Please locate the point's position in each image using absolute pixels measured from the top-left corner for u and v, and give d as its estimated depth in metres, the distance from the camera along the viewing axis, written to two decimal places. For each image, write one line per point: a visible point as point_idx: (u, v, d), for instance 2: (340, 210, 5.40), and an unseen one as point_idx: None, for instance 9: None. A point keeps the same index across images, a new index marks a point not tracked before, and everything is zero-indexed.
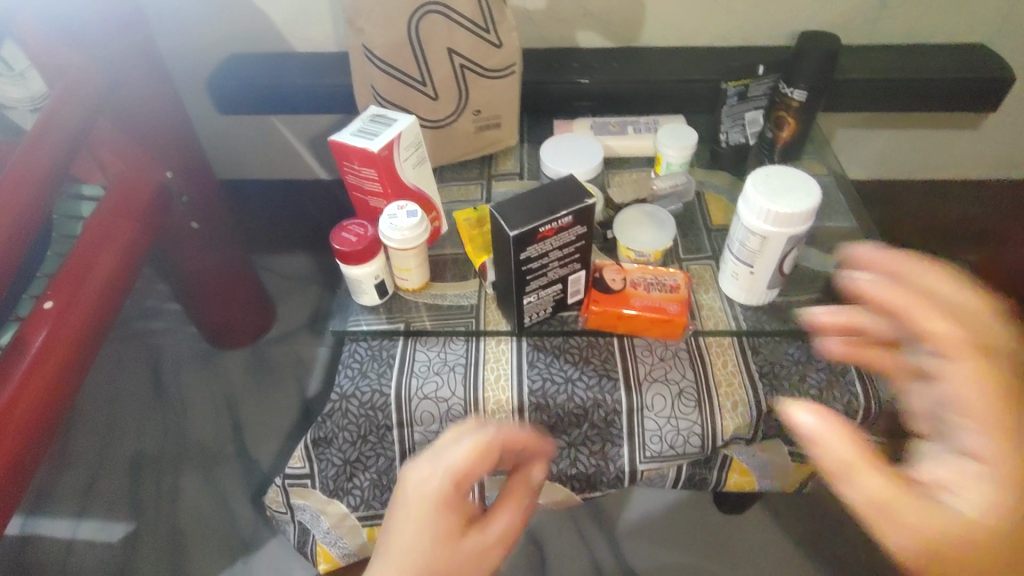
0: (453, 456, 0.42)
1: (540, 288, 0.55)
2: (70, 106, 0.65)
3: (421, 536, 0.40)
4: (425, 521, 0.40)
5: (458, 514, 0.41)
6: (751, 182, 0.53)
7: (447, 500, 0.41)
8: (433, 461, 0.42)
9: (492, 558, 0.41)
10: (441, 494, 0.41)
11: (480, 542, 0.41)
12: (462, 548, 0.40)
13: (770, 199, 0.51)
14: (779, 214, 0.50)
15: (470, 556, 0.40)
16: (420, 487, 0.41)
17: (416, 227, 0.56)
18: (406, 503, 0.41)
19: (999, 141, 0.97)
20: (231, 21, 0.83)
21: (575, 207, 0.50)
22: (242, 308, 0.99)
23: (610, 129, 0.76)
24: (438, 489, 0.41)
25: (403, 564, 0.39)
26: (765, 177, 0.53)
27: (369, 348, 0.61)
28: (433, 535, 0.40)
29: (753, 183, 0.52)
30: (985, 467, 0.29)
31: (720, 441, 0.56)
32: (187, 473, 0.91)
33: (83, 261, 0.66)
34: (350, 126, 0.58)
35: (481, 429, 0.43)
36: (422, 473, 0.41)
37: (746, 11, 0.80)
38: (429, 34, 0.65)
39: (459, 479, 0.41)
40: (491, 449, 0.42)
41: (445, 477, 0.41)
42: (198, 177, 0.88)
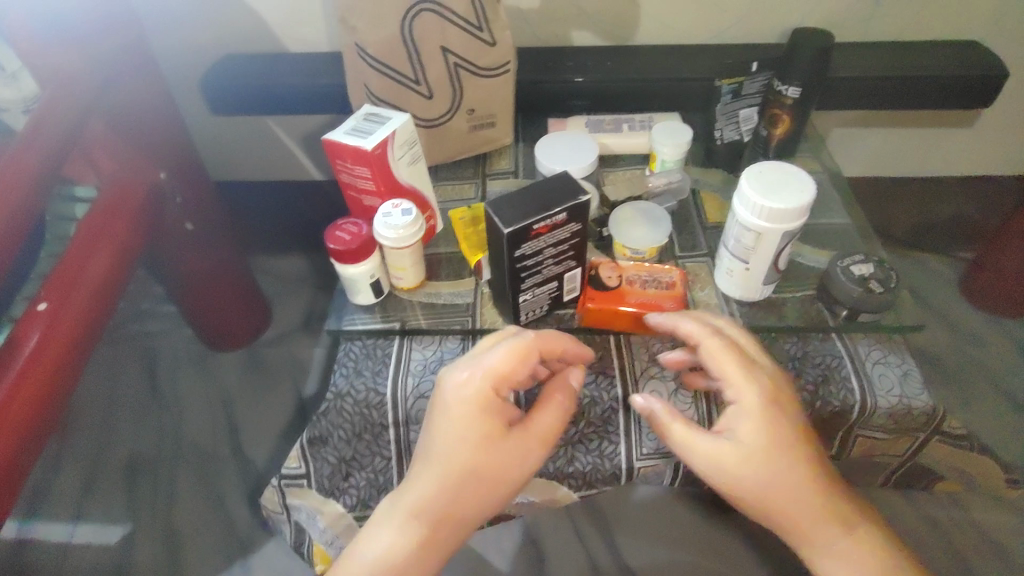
0: (493, 360, 0.47)
1: (535, 286, 0.55)
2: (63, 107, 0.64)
3: (467, 432, 0.46)
4: (470, 421, 0.46)
5: (497, 412, 0.47)
6: (745, 179, 0.52)
7: (487, 400, 0.46)
8: (473, 367, 0.47)
9: (535, 448, 0.47)
10: (482, 394, 0.46)
11: (520, 436, 0.46)
12: (503, 442, 0.46)
13: (764, 195, 0.51)
14: (773, 211, 0.50)
15: (513, 447, 0.46)
16: (461, 389, 0.46)
17: (410, 225, 0.56)
18: (449, 405, 0.46)
19: (992, 138, 0.98)
20: (225, 21, 0.83)
21: (569, 205, 0.50)
22: (238, 309, 0.99)
23: (605, 127, 0.76)
24: (479, 390, 0.46)
25: (454, 458, 0.45)
26: (759, 173, 0.53)
27: (364, 347, 0.61)
28: (478, 434, 0.45)
29: (747, 180, 0.52)
30: (736, 410, 0.48)
31: None
32: (183, 475, 0.91)
33: (75, 262, 0.66)
34: (344, 125, 0.58)
35: (517, 336, 0.48)
36: (463, 378, 0.47)
37: (740, 9, 0.81)
38: (423, 33, 0.65)
39: (497, 381, 0.47)
40: (527, 352, 0.47)
41: (484, 378, 0.46)
42: (192, 178, 0.88)
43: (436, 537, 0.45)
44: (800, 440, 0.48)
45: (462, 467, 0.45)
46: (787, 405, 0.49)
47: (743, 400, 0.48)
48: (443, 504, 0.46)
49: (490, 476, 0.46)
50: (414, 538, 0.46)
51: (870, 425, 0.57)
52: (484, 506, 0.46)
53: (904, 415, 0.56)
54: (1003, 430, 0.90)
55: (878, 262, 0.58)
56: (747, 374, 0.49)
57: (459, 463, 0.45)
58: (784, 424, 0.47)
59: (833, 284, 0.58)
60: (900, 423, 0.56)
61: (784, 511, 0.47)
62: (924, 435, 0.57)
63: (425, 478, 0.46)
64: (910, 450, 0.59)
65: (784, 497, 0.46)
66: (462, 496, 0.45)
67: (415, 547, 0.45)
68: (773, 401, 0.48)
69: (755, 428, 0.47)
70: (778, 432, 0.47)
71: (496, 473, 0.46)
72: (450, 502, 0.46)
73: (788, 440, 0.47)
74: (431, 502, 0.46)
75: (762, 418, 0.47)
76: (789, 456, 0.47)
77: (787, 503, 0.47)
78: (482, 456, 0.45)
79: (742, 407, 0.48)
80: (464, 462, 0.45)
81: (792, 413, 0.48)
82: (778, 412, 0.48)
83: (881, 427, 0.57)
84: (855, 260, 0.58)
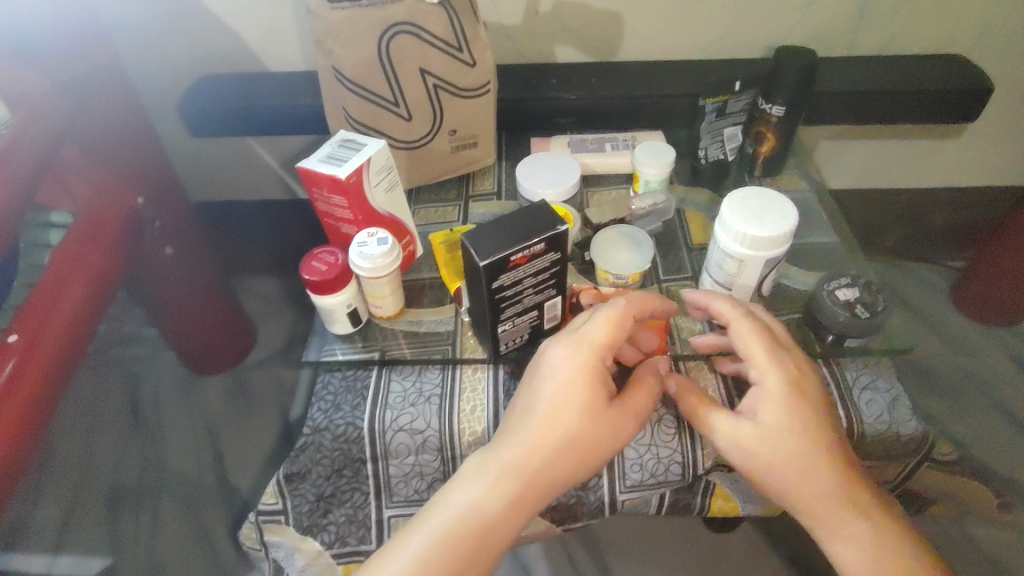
0: (594, 331, 0.47)
1: (515, 315, 0.54)
2: (34, 134, 0.62)
3: (572, 398, 0.46)
4: (575, 390, 0.46)
5: (601, 381, 0.47)
6: (728, 206, 0.51)
7: (596, 370, 0.46)
8: (575, 338, 0.48)
9: (630, 422, 0.48)
10: (586, 365, 0.46)
11: (620, 408, 0.47)
12: (607, 411, 0.47)
13: (749, 223, 0.50)
14: (757, 238, 0.49)
15: (614, 417, 0.47)
16: (563, 360, 0.47)
17: (387, 255, 0.55)
18: (548, 376, 0.47)
19: (982, 149, 0.97)
20: (202, 41, 0.82)
21: (547, 235, 0.48)
22: (221, 332, 0.97)
23: (588, 147, 0.75)
24: (582, 361, 0.47)
25: (558, 421, 0.45)
26: (742, 199, 0.52)
27: (343, 378, 0.59)
28: (584, 399, 0.46)
29: (731, 206, 0.51)
30: (757, 392, 0.48)
31: (701, 468, 0.55)
32: (168, 505, 0.91)
33: (46, 298, 0.64)
34: (318, 152, 0.56)
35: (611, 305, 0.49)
36: (568, 350, 0.47)
37: (724, 23, 0.79)
38: (400, 55, 0.63)
39: (602, 351, 0.47)
40: (624, 319, 0.49)
41: (588, 350, 0.47)
42: (171, 201, 0.87)
43: (533, 494, 0.45)
44: (823, 427, 0.47)
45: (565, 431, 0.45)
46: (811, 387, 0.48)
47: (766, 382, 0.48)
48: (541, 463, 0.45)
49: (594, 441, 0.46)
50: (508, 494, 0.44)
51: (858, 452, 0.55)
52: (585, 470, 0.46)
53: (893, 442, 0.55)
54: None
55: (864, 284, 0.57)
56: (772, 359, 0.48)
57: (562, 428, 0.45)
58: (807, 409, 0.47)
59: (818, 309, 0.57)
60: (889, 449, 0.55)
61: (800, 496, 0.46)
62: (915, 460, 0.56)
63: (519, 439, 0.46)
64: (900, 477, 0.58)
65: (799, 481, 0.46)
66: (565, 458, 0.45)
67: (508, 501, 0.44)
68: (797, 386, 0.48)
69: (777, 410, 0.47)
70: (798, 414, 0.47)
71: (598, 442, 0.46)
72: (551, 461, 0.45)
73: (808, 425, 0.47)
74: (530, 461, 0.45)
75: (786, 400, 0.47)
76: (809, 439, 0.46)
77: (802, 487, 0.46)
78: (585, 424, 0.46)
79: (765, 389, 0.48)
80: (569, 426, 0.45)
81: (817, 398, 0.48)
82: (802, 394, 0.48)
83: (869, 454, 0.56)
84: (841, 285, 0.57)
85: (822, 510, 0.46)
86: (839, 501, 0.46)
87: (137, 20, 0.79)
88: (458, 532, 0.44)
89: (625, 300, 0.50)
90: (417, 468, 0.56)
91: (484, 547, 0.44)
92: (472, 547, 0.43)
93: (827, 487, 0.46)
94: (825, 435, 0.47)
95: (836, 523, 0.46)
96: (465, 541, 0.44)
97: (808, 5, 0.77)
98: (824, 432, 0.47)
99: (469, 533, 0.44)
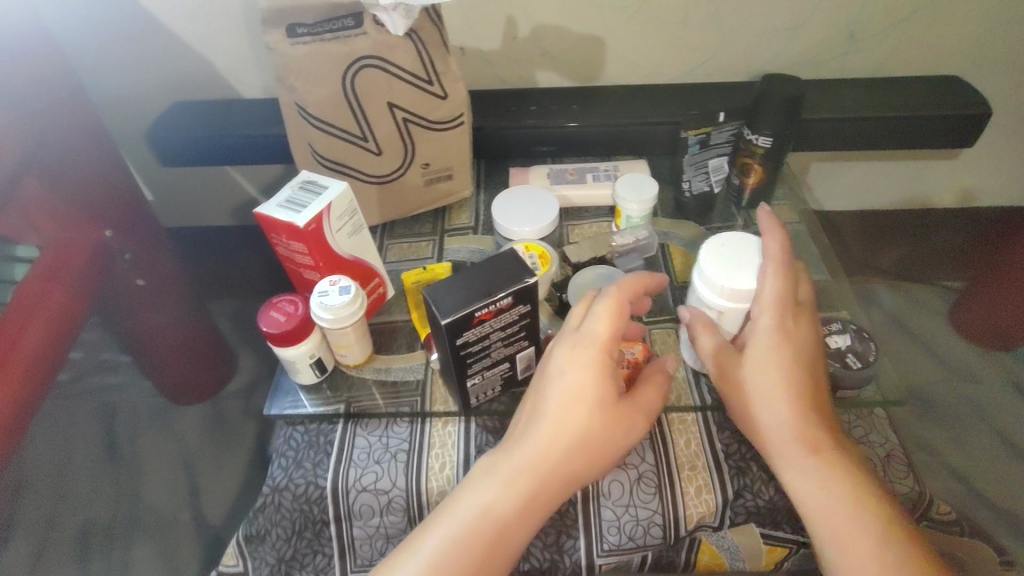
0: (597, 327, 0.45)
1: (483, 369, 0.51)
2: None
3: (581, 395, 0.44)
4: (584, 389, 0.44)
5: (612, 377, 0.45)
6: (708, 253, 0.49)
7: (604, 366, 0.44)
8: (580, 332, 0.45)
9: (639, 421, 0.46)
10: (595, 362, 0.44)
11: (630, 408, 0.45)
12: (619, 410, 0.45)
13: (723, 274, 0.48)
14: (734, 291, 0.47)
15: (623, 418, 0.45)
16: (569, 358, 0.45)
17: (348, 305, 0.52)
18: (558, 372, 0.45)
19: (979, 170, 0.94)
20: (171, 69, 0.79)
21: (514, 287, 0.45)
22: (199, 364, 0.94)
23: (568, 178, 0.73)
24: (592, 359, 0.44)
25: (567, 420, 0.44)
26: (720, 246, 0.50)
27: (306, 433, 0.56)
28: (594, 399, 0.44)
29: (709, 254, 0.49)
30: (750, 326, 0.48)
31: (684, 530, 0.51)
32: (141, 543, 0.88)
33: (11, 328, 0.63)
34: (277, 196, 0.53)
35: (607, 294, 0.46)
36: (574, 345, 0.45)
37: (710, 47, 0.77)
38: (367, 89, 0.60)
39: (609, 346, 0.44)
40: (623, 309, 0.45)
41: (597, 347, 0.44)
42: (144, 230, 0.82)
43: (542, 498, 0.43)
44: (804, 363, 0.46)
45: (574, 436, 0.44)
46: (801, 329, 0.47)
47: (758, 319, 0.47)
48: (551, 467, 0.44)
49: (603, 442, 0.44)
50: (520, 496, 0.43)
51: None
52: (593, 471, 0.45)
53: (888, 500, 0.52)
54: None
55: (855, 331, 0.56)
56: (777, 300, 0.47)
57: (572, 427, 0.44)
58: (793, 345, 0.47)
59: None
60: None
61: (767, 432, 0.46)
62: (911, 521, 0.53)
63: (530, 440, 0.44)
64: None
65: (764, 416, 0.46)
66: (575, 460, 0.44)
67: (518, 507, 0.43)
68: (787, 330, 0.47)
69: (760, 344, 0.47)
70: (785, 353, 0.46)
71: (606, 440, 0.44)
72: (560, 462, 0.44)
73: (792, 365, 0.46)
74: (540, 464, 0.44)
75: (770, 335, 0.47)
76: (781, 372, 0.46)
77: (761, 411, 0.46)
78: (596, 424, 0.44)
79: (756, 324, 0.47)
80: (579, 426, 0.44)
81: (807, 342, 0.47)
82: (791, 332, 0.47)
83: None
84: (833, 331, 0.56)
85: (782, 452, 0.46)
86: (805, 444, 0.45)
87: (103, 48, 0.77)
88: (472, 537, 0.42)
89: (617, 286, 0.47)
90: (382, 530, 0.53)
91: (498, 551, 0.42)
92: (482, 557, 0.42)
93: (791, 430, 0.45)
94: (802, 378, 0.46)
95: (796, 468, 0.45)
96: (479, 549, 0.42)
97: (796, 28, 0.75)
98: (804, 376, 0.46)
99: (481, 539, 0.42)
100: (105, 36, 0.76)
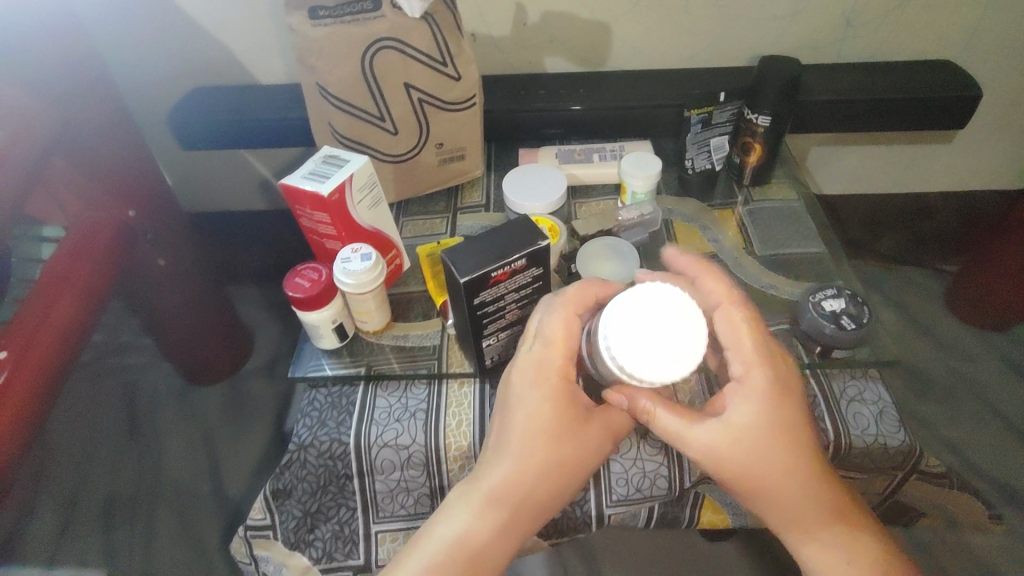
0: (550, 349, 0.45)
1: (498, 330, 0.54)
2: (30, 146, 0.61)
3: (544, 420, 0.45)
4: (546, 412, 0.45)
5: (572, 399, 0.45)
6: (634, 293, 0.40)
7: (565, 389, 0.45)
8: (542, 351, 0.46)
9: (603, 440, 0.46)
10: (554, 386, 0.45)
11: (595, 427, 0.46)
12: (585, 430, 0.45)
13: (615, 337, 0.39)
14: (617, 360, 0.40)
15: (588, 436, 0.46)
16: (528, 384, 0.45)
17: (370, 270, 0.55)
18: (520, 400, 0.45)
19: (975, 155, 0.96)
20: (192, 56, 0.82)
21: (528, 250, 0.48)
22: (217, 344, 0.96)
23: (575, 157, 0.76)
24: (551, 383, 0.45)
25: (535, 449, 0.44)
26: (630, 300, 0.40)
27: (329, 395, 0.59)
28: (559, 418, 0.45)
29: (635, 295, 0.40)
30: (737, 388, 0.45)
31: (688, 481, 0.54)
32: (163, 513, 0.91)
33: (33, 315, 0.62)
34: (301, 168, 0.56)
35: (552, 312, 0.46)
36: (535, 370, 0.45)
37: (711, 33, 0.80)
38: (384, 70, 0.63)
39: (566, 367, 0.46)
40: (574, 327, 0.46)
41: (554, 370, 0.45)
42: (163, 209, 0.84)
43: (516, 520, 0.45)
44: (803, 428, 0.45)
45: (543, 458, 0.44)
46: (792, 387, 0.45)
47: (749, 381, 0.44)
48: (525, 491, 0.45)
49: (569, 460, 0.45)
50: (495, 522, 0.45)
51: (845, 463, 0.56)
52: (562, 489, 0.46)
53: (880, 453, 0.55)
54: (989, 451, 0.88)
55: (849, 296, 0.59)
56: (765, 361, 0.44)
57: (537, 453, 0.44)
58: (790, 408, 0.45)
59: (803, 319, 0.59)
60: (876, 461, 0.56)
61: (777, 501, 0.45)
62: (901, 472, 0.57)
63: (499, 468, 0.45)
64: (888, 487, 0.60)
65: (777, 490, 0.45)
66: (544, 483, 0.45)
67: (493, 530, 0.44)
68: (782, 388, 0.45)
69: (755, 413, 0.44)
70: (782, 416, 0.44)
71: (573, 460, 0.45)
72: (532, 486, 0.45)
73: (785, 428, 0.44)
74: (510, 489, 0.45)
75: (764, 403, 0.44)
76: (786, 442, 0.44)
77: (772, 489, 0.45)
78: (561, 446, 0.45)
79: (748, 388, 0.44)
80: (546, 452, 0.44)
81: (798, 401, 0.45)
82: (785, 393, 0.45)
83: (857, 465, 0.57)
84: (827, 296, 0.60)
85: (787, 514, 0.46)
86: (812, 504, 0.45)
87: (127, 35, 0.80)
88: (452, 556, 0.44)
89: (562, 303, 0.46)
90: (403, 483, 0.56)
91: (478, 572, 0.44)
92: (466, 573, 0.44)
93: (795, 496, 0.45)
94: (803, 444, 0.45)
95: (808, 527, 0.46)
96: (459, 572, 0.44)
97: (794, 15, 0.78)
98: (804, 443, 0.45)
99: (462, 564, 0.44)
100: (129, 23, 0.79)
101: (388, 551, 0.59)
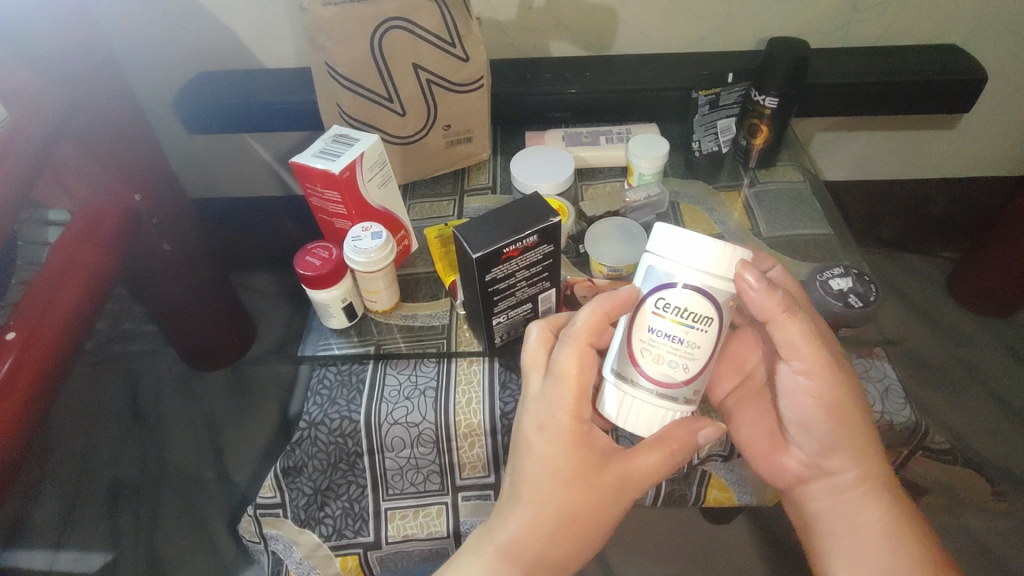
0: (558, 397, 0.43)
1: (509, 308, 0.54)
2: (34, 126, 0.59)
3: (555, 472, 0.43)
4: (559, 460, 0.42)
5: (583, 440, 0.43)
6: (720, 258, 0.41)
7: (578, 438, 0.42)
8: (555, 389, 0.43)
9: (631, 488, 0.43)
10: (567, 431, 0.42)
11: (616, 472, 0.43)
12: (592, 484, 0.43)
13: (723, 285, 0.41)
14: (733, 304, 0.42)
15: (610, 486, 0.43)
16: (541, 431, 0.43)
17: (381, 248, 0.55)
18: (525, 443, 0.44)
19: (982, 139, 0.96)
20: (197, 40, 0.82)
21: (540, 226, 0.48)
22: (223, 330, 0.96)
23: (582, 140, 0.76)
24: (563, 429, 0.42)
25: (547, 500, 0.43)
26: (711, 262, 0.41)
27: (338, 373, 0.59)
28: (572, 472, 0.42)
29: (722, 257, 0.41)
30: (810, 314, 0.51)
31: (696, 458, 0.57)
32: (168, 498, 0.90)
33: (40, 296, 0.59)
34: (312, 147, 0.57)
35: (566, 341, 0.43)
36: (541, 416, 0.43)
37: (716, 17, 0.80)
38: (393, 50, 0.63)
39: (578, 410, 0.43)
40: (589, 355, 0.43)
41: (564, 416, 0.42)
42: (172, 197, 0.81)
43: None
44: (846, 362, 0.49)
45: (555, 510, 0.43)
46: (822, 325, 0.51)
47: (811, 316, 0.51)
48: (537, 550, 0.43)
49: (588, 514, 0.43)
50: None
51: None
52: (586, 543, 0.44)
53: (886, 430, 0.56)
54: (990, 436, 0.89)
55: (857, 275, 0.60)
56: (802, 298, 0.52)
57: (549, 505, 0.43)
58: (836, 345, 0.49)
59: (811, 297, 0.59)
60: (884, 439, 0.57)
61: (859, 429, 0.46)
62: (909, 449, 0.59)
63: (511, 522, 0.44)
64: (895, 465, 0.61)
65: (859, 413, 0.46)
66: (560, 541, 0.43)
67: None
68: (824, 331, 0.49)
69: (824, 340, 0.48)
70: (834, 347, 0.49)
71: (594, 513, 0.43)
72: (546, 544, 0.43)
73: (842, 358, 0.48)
74: (520, 544, 0.43)
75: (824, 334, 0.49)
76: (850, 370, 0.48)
77: (850, 413, 0.46)
78: (573, 494, 0.43)
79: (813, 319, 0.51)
80: (557, 506, 0.43)
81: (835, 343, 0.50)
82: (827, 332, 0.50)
83: None
84: (835, 274, 0.60)
85: (859, 461, 0.46)
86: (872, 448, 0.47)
87: (130, 18, 0.80)
88: None
89: (580, 323, 0.43)
90: (413, 461, 0.57)
91: None
92: None
93: (868, 438, 0.47)
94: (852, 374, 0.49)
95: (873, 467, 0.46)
96: None
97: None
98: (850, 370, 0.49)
99: None
100: (133, 7, 0.79)
101: (397, 528, 0.59)
